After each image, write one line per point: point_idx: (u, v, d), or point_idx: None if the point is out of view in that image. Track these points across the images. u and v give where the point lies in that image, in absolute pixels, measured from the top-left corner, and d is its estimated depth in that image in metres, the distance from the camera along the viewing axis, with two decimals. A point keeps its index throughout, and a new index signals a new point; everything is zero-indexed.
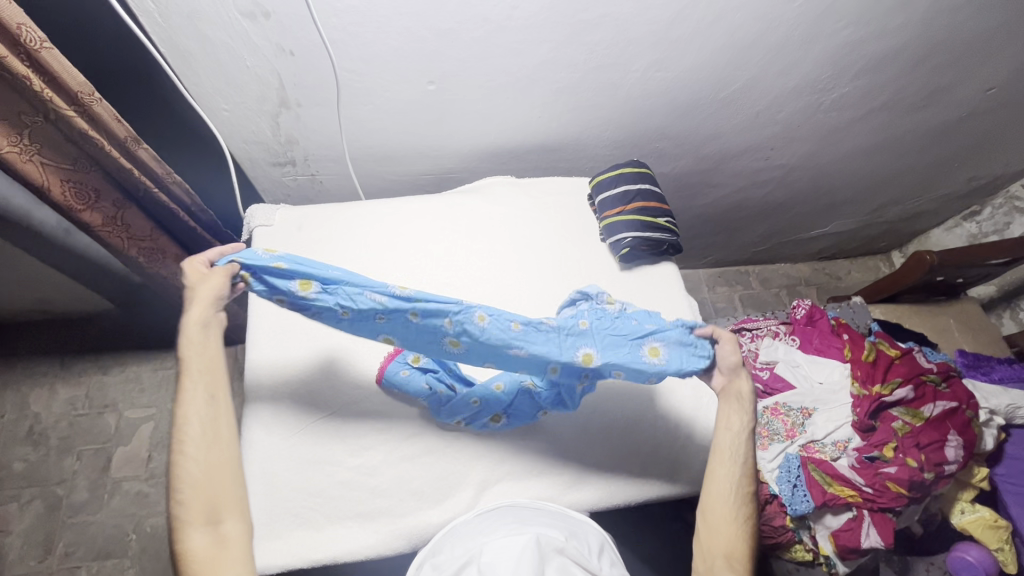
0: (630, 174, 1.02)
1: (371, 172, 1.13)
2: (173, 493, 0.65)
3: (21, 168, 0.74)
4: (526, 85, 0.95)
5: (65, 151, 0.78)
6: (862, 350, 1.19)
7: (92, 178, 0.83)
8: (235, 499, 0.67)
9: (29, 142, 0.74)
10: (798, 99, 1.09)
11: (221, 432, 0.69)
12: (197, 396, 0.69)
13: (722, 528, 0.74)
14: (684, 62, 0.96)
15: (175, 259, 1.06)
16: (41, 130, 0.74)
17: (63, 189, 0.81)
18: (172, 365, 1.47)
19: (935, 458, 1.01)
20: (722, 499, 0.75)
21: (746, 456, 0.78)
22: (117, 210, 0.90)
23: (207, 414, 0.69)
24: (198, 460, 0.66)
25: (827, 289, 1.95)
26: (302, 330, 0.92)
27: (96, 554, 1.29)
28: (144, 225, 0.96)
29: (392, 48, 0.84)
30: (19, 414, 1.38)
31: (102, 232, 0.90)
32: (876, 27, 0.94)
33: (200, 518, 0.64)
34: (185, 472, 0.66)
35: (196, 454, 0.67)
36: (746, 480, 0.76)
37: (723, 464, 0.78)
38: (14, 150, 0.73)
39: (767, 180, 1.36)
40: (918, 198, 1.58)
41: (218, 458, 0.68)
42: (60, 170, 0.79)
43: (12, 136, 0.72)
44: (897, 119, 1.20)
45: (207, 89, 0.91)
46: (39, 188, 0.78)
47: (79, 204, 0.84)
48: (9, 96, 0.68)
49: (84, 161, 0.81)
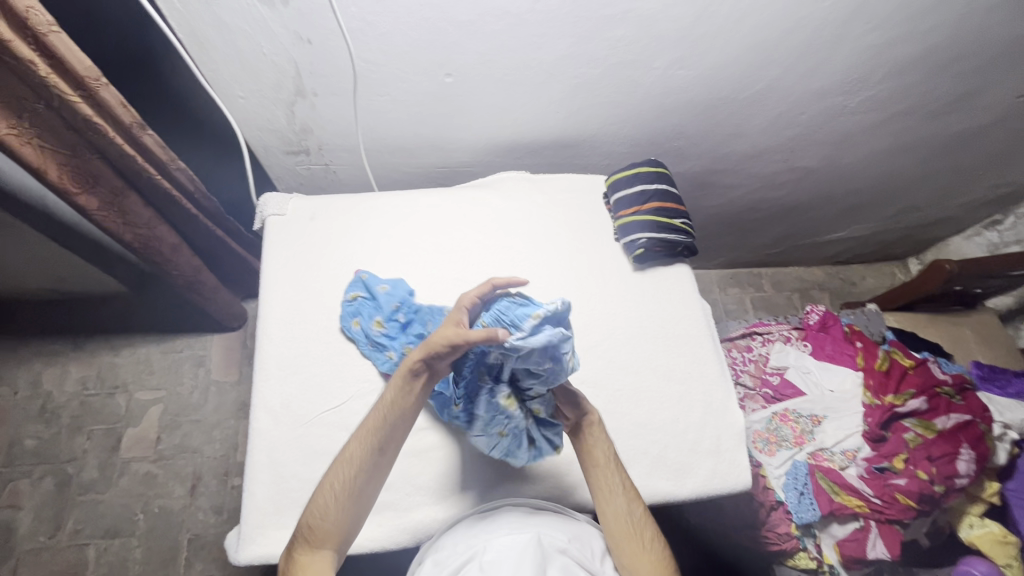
0: (648, 173, 1.00)
1: (386, 163, 1.13)
2: (305, 511, 0.71)
3: (18, 151, 0.73)
4: (545, 79, 0.93)
5: (65, 137, 0.78)
6: (876, 358, 1.17)
7: (90, 163, 0.83)
8: (340, 534, 0.70)
9: (27, 126, 0.73)
10: (823, 100, 1.06)
11: (361, 482, 0.71)
12: (363, 440, 0.72)
13: (641, 561, 0.73)
14: (707, 60, 0.94)
15: (170, 247, 1.05)
16: (40, 114, 0.73)
17: (61, 172, 0.80)
18: (182, 349, 1.48)
19: (946, 471, 0.99)
20: (626, 540, 0.74)
21: (621, 480, 0.77)
22: (115, 197, 0.90)
23: (358, 459, 0.71)
24: (327, 490, 0.71)
25: (841, 295, 1.93)
26: (312, 323, 0.91)
27: (104, 532, 1.31)
28: (142, 211, 0.96)
29: (411, 39, 0.83)
30: (33, 391, 1.40)
31: (98, 215, 0.89)
32: (908, 28, 0.91)
33: (311, 541, 0.69)
34: (316, 504, 0.70)
35: (329, 483, 0.71)
36: (628, 500, 0.76)
37: (611, 504, 0.75)
38: (13, 133, 0.71)
39: (786, 183, 1.34)
40: (940, 205, 1.54)
41: (355, 502, 0.71)
42: (57, 156, 0.78)
43: (10, 119, 0.71)
44: (924, 124, 1.16)
45: (223, 76, 0.90)
46: (37, 171, 0.77)
47: (75, 187, 0.83)
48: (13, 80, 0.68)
49: (82, 147, 0.80)
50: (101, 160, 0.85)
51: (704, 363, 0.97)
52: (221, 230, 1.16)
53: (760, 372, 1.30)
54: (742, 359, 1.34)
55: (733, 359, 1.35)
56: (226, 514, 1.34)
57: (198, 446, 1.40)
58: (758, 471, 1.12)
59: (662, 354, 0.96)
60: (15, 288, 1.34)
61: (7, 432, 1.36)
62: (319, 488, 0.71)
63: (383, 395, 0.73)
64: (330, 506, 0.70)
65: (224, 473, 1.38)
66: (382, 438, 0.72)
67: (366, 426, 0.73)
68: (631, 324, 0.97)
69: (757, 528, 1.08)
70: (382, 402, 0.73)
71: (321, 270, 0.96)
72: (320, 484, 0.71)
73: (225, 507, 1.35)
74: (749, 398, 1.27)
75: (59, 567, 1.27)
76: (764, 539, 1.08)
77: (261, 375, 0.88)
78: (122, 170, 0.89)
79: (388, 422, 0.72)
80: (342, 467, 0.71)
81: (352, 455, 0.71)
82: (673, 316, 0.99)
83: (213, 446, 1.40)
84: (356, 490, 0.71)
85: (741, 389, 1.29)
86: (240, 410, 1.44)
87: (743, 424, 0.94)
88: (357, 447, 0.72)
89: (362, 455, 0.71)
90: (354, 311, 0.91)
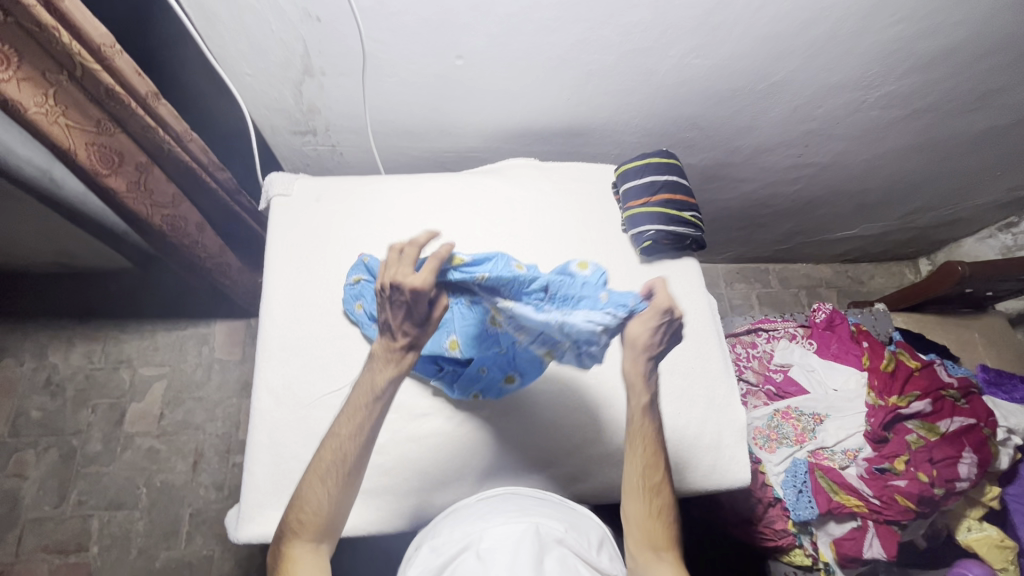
0: (658, 164, 0.98)
1: (393, 147, 1.11)
2: (291, 502, 0.69)
3: (49, 130, 0.73)
4: (557, 65, 0.91)
5: (90, 112, 0.77)
6: (882, 358, 1.16)
7: (117, 139, 0.83)
8: (337, 520, 0.70)
9: (55, 103, 0.72)
10: (841, 94, 1.03)
11: (349, 473, 0.69)
12: (352, 436, 0.68)
13: (643, 524, 0.74)
14: (724, 49, 0.91)
15: (195, 227, 1.05)
16: (66, 88, 0.72)
17: (90, 153, 0.80)
18: (186, 327, 1.48)
19: (947, 474, 0.99)
20: (634, 497, 0.75)
21: (647, 439, 0.76)
22: (140, 175, 0.89)
23: (344, 451, 0.68)
24: (319, 484, 0.68)
25: (848, 293, 1.91)
26: (315, 304, 0.91)
27: (108, 504, 1.33)
28: (167, 188, 0.95)
29: (421, 20, 0.81)
30: (39, 363, 1.41)
31: (127, 198, 0.89)
32: (933, 24, 0.88)
33: (307, 533, 0.68)
34: (306, 497, 0.68)
35: (320, 478, 0.68)
36: (652, 466, 0.75)
37: (629, 457, 0.76)
38: (41, 111, 0.71)
39: (798, 178, 1.32)
40: (955, 205, 1.52)
41: (344, 493, 0.69)
42: (84, 132, 0.78)
43: (37, 95, 0.70)
44: (944, 121, 1.13)
45: (231, 53, 0.88)
46: (65, 152, 0.77)
47: (104, 170, 0.83)
48: (41, 53, 0.68)
49: (107, 123, 0.80)
50: (126, 137, 0.84)
51: (708, 358, 0.96)
52: (242, 216, 1.15)
53: (764, 369, 1.29)
54: (746, 355, 1.32)
55: (737, 354, 1.33)
56: (227, 490, 1.36)
57: (200, 423, 1.41)
58: (757, 467, 1.11)
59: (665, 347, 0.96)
60: (21, 260, 1.34)
61: (14, 402, 1.38)
62: (305, 478, 0.69)
63: (367, 385, 0.67)
64: (320, 500, 0.68)
65: (226, 450, 1.40)
66: (368, 431, 0.69)
67: (349, 417, 0.68)
68: None
69: (755, 523, 1.09)
70: (362, 388, 0.67)
71: (325, 253, 0.95)
72: (305, 475, 0.69)
73: (226, 484, 1.37)
74: (751, 394, 1.26)
75: (64, 536, 1.30)
76: (760, 534, 1.08)
77: (262, 356, 0.88)
78: (145, 145, 0.87)
79: (373, 413, 0.68)
80: (328, 459, 0.68)
81: (340, 448, 0.68)
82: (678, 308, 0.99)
83: (216, 424, 1.42)
84: (348, 482, 0.69)
85: (742, 385, 1.27)
86: (244, 389, 1.45)
87: (745, 420, 0.93)
88: (344, 440, 0.68)
89: (353, 450, 0.68)
90: (355, 294, 0.90)
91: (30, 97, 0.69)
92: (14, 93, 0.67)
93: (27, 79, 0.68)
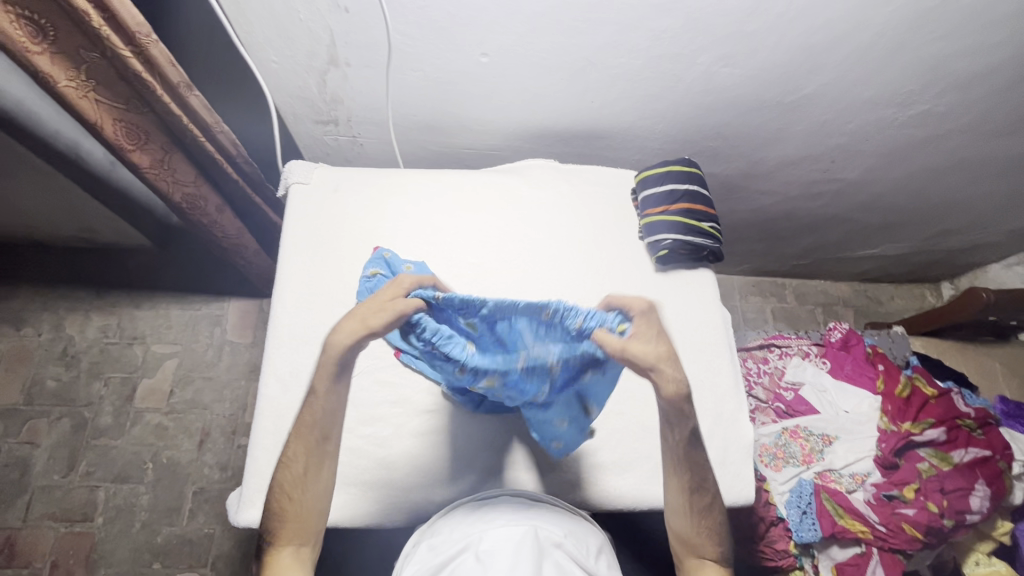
0: (680, 172, 0.97)
1: (414, 141, 1.11)
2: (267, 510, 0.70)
3: (76, 104, 0.74)
4: (582, 67, 0.90)
5: (120, 90, 0.78)
6: (897, 383, 1.14)
7: (142, 119, 0.84)
8: (313, 524, 0.70)
9: (85, 79, 0.73)
10: (872, 110, 1.01)
11: (312, 470, 0.70)
12: (306, 431, 0.70)
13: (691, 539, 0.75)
14: (754, 59, 0.90)
15: (215, 208, 1.07)
16: (97, 66, 0.72)
17: (116, 128, 0.81)
18: (199, 307, 1.50)
19: (958, 505, 0.98)
20: (680, 516, 0.75)
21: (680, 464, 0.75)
22: (163, 154, 0.90)
23: (308, 449, 0.70)
24: (286, 485, 0.70)
25: (865, 313, 1.87)
26: (328, 294, 0.91)
27: (114, 477, 1.35)
28: (189, 171, 0.96)
29: (450, 14, 0.81)
30: (55, 334, 1.44)
31: (149, 173, 0.90)
32: (974, 42, 0.85)
33: (284, 541, 0.69)
34: (277, 498, 0.70)
35: (287, 480, 0.70)
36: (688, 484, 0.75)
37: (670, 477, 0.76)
38: (71, 86, 0.72)
39: (821, 194, 1.29)
40: (985, 229, 1.47)
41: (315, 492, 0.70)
42: (111, 108, 0.79)
43: (69, 70, 0.70)
44: (981, 143, 1.10)
45: (258, 39, 0.89)
46: (92, 124, 0.78)
47: (128, 144, 0.84)
48: (77, 37, 0.67)
49: (135, 103, 0.81)
50: (152, 119, 0.85)
51: (719, 373, 0.95)
52: (258, 203, 1.15)
53: (774, 386, 1.26)
54: (756, 370, 1.30)
55: (747, 369, 1.30)
56: (231, 471, 1.38)
57: (208, 403, 1.43)
58: (762, 484, 1.09)
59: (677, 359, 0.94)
60: (44, 233, 1.37)
61: (29, 370, 1.41)
62: (276, 489, 0.70)
63: (311, 388, 0.70)
64: (289, 502, 0.70)
65: (232, 432, 1.41)
66: (322, 428, 0.70)
67: (302, 424, 0.71)
68: None
69: (755, 542, 1.07)
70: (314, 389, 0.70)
71: (340, 244, 0.95)
72: (276, 485, 0.70)
73: (230, 464, 1.39)
74: (760, 411, 1.24)
75: (71, 505, 1.32)
76: (760, 553, 1.07)
77: (273, 342, 0.88)
78: (171, 129, 0.88)
79: (326, 407, 0.70)
80: (291, 460, 0.70)
81: (300, 444, 0.70)
82: (693, 321, 0.97)
83: (223, 405, 1.43)
84: (311, 480, 0.70)
85: (752, 401, 1.26)
86: (252, 372, 1.47)
87: (751, 437, 0.92)
88: (301, 436, 0.71)
89: (308, 446, 0.70)
90: (371, 287, 0.87)
91: (62, 72, 0.70)
92: (47, 66, 0.68)
93: (60, 54, 0.68)
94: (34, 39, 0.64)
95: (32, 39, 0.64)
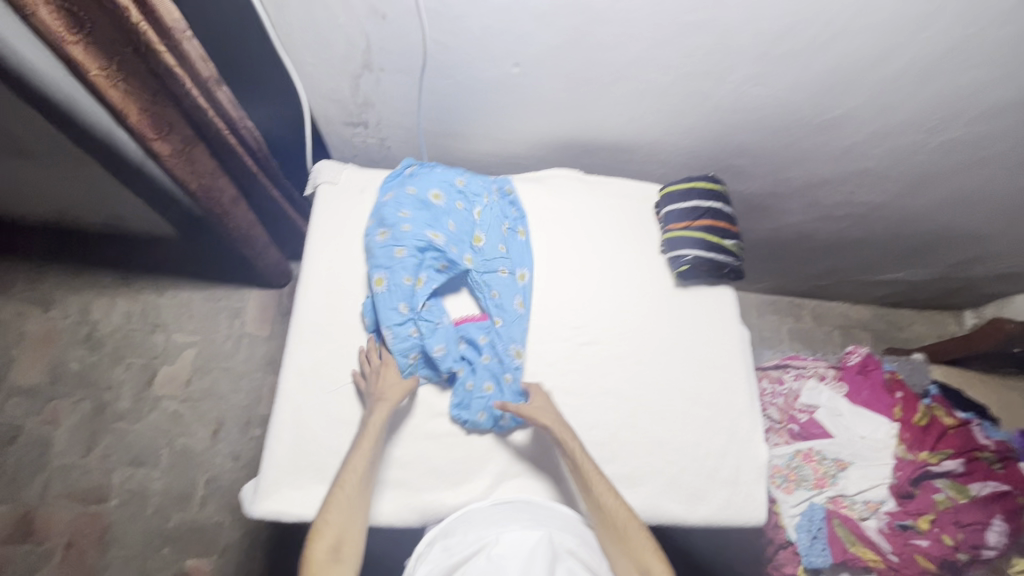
0: (703, 189, 0.98)
1: (440, 147, 1.13)
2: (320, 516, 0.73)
3: (106, 93, 0.75)
4: (612, 81, 0.91)
5: (148, 83, 0.80)
6: (915, 411, 1.10)
7: (166, 112, 0.86)
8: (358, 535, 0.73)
9: (116, 71, 0.75)
10: (902, 135, 1.00)
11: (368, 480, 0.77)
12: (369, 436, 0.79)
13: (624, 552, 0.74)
14: (785, 79, 0.90)
15: (230, 200, 1.07)
16: (127, 60, 0.75)
17: (142, 117, 0.82)
18: (220, 298, 1.53)
19: (974, 539, 0.97)
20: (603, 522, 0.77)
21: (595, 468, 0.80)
22: (185, 145, 0.92)
23: (358, 480, 0.76)
24: (342, 492, 0.75)
25: (884, 338, 1.85)
26: (351, 293, 0.93)
27: (130, 460, 1.38)
28: (207, 162, 0.98)
29: (484, 26, 0.82)
30: (81, 317, 1.48)
31: (169, 162, 0.90)
32: (1012, 71, 0.84)
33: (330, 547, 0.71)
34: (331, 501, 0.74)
35: (344, 482, 0.75)
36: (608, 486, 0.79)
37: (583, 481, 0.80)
38: (102, 75, 0.73)
39: (844, 217, 1.29)
40: (1012, 259, 1.45)
41: (352, 519, 0.74)
42: (139, 99, 0.80)
43: (102, 60, 0.73)
44: (1012, 172, 1.08)
45: (296, 42, 0.90)
46: (119, 113, 0.79)
47: (152, 133, 0.85)
48: (110, 30, 0.71)
49: (161, 95, 0.83)
50: (174, 109, 0.87)
51: (735, 393, 0.95)
52: (274, 196, 1.18)
53: (789, 408, 1.23)
54: (772, 391, 1.29)
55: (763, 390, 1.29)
56: (243, 461, 1.40)
57: (225, 393, 1.46)
58: (773, 508, 1.12)
59: (693, 376, 0.94)
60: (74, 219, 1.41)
61: (53, 352, 1.45)
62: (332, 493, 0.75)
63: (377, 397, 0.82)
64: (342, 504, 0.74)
65: (246, 423, 1.44)
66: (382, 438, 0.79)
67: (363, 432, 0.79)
68: (664, 341, 0.96)
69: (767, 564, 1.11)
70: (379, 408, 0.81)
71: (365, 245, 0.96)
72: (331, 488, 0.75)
73: (243, 454, 1.41)
74: (774, 431, 1.23)
75: (87, 486, 1.35)
76: None
77: (294, 337, 0.89)
78: (195, 123, 0.92)
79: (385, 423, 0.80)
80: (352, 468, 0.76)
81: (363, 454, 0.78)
82: (710, 337, 0.97)
83: (239, 396, 1.46)
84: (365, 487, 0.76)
85: (765, 421, 1.24)
86: (269, 364, 1.50)
87: (765, 458, 0.92)
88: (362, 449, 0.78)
89: (366, 455, 0.78)
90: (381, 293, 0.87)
91: (93, 61, 0.71)
92: (80, 56, 0.70)
93: (95, 45, 0.70)
94: (71, 30, 0.67)
95: (67, 29, 0.66)
